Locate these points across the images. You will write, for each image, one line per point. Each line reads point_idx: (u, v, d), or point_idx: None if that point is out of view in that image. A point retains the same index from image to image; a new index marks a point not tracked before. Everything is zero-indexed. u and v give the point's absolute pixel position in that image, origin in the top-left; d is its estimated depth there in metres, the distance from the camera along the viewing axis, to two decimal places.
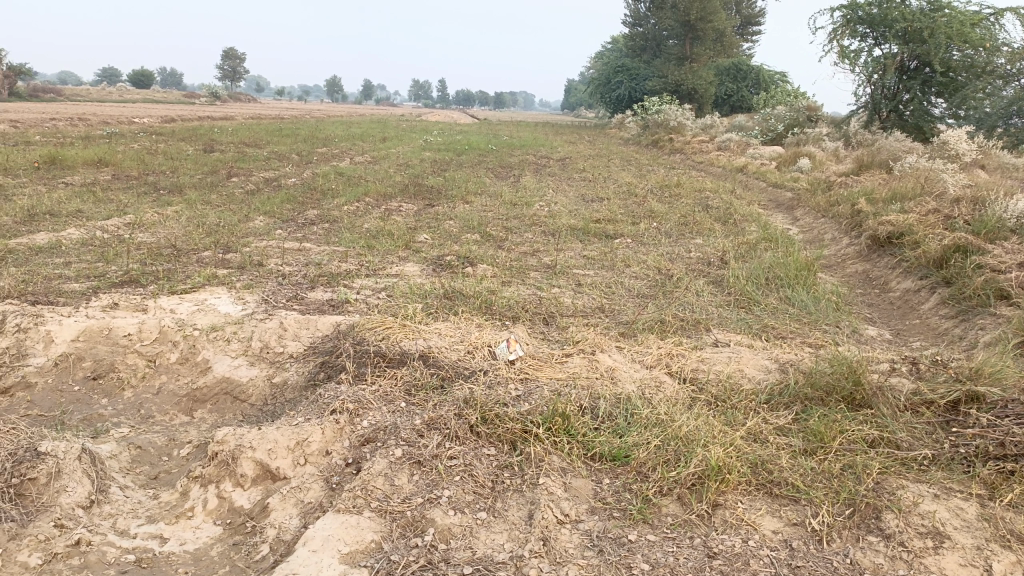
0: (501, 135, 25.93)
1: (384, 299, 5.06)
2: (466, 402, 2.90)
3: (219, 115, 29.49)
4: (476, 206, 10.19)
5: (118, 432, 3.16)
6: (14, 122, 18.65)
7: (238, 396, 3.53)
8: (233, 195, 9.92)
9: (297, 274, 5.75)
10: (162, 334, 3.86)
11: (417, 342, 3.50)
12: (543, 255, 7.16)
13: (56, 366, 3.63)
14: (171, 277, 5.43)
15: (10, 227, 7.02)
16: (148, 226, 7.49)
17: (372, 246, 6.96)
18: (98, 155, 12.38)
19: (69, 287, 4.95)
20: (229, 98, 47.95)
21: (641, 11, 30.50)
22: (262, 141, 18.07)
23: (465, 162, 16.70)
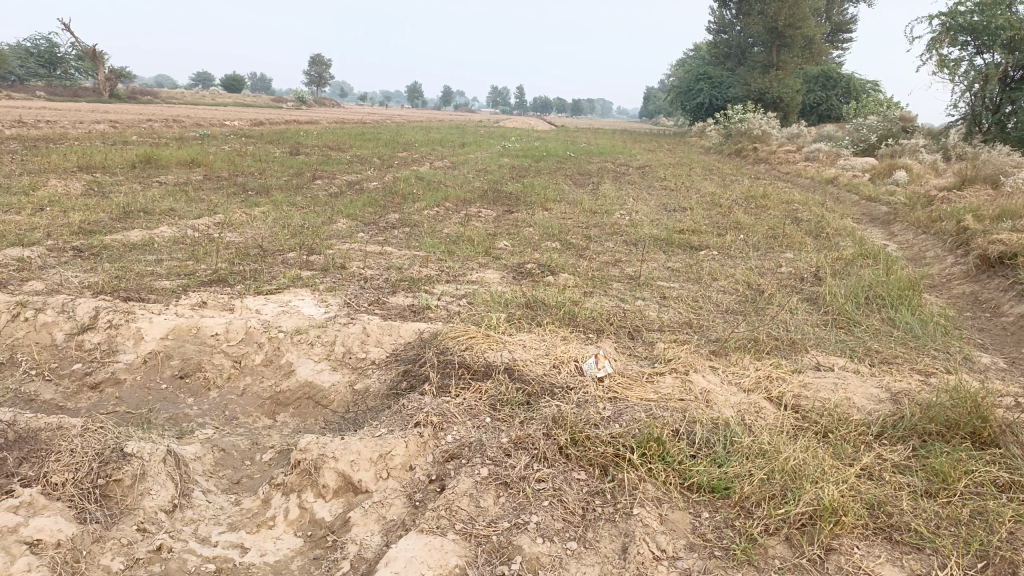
0: (579, 142, 25.79)
1: (466, 307, 4.97)
2: (555, 421, 2.75)
3: (305, 119, 30.41)
4: (556, 214, 10.05)
5: (203, 433, 3.15)
6: (115, 123, 19.65)
7: (321, 401, 3.49)
8: (317, 197, 10.09)
9: (379, 278, 5.74)
10: (248, 335, 3.88)
11: (502, 354, 3.38)
12: (625, 265, 6.96)
13: (146, 364, 3.69)
14: (257, 277, 5.49)
15: (108, 223, 7.30)
16: (237, 226, 7.67)
17: (452, 252, 6.91)
18: (191, 156, 12.85)
19: (161, 284, 5.06)
20: (314, 103, 49.49)
21: (726, 18, 29.80)
22: (344, 144, 18.47)
23: (544, 168, 16.61)
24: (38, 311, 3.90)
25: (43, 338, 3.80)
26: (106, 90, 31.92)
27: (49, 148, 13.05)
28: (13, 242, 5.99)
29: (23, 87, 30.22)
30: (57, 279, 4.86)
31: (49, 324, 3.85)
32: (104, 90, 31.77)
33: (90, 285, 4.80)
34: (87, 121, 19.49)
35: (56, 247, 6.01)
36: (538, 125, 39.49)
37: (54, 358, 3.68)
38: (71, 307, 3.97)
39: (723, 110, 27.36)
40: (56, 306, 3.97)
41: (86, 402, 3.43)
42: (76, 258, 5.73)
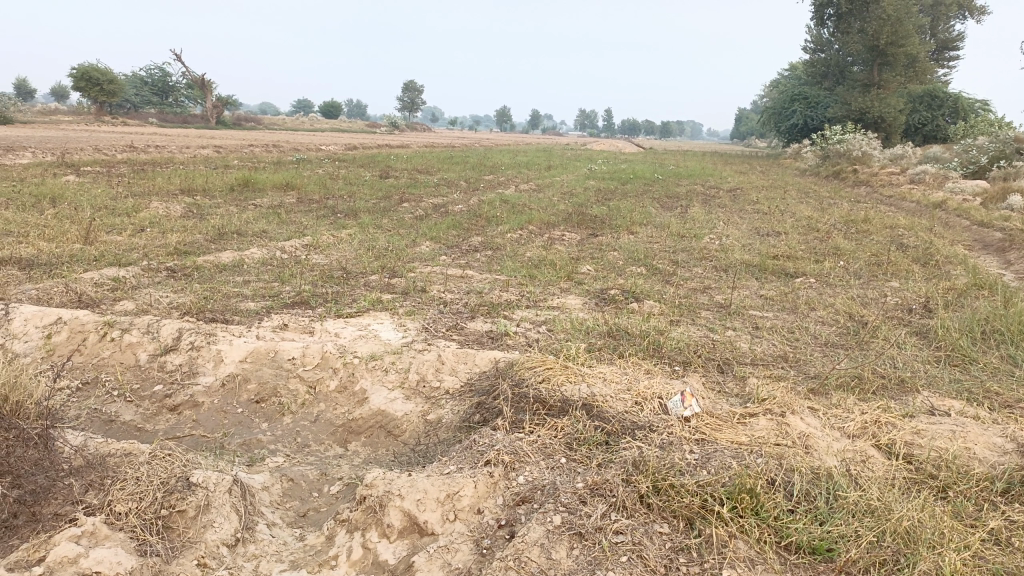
0: (667, 164, 25.36)
1: (545, 334, 4.81)
2: (636, 466, 2.54)
3: (397, 142, 31.19)
4: (641, 237, 9.79)
5: (273, 461, 3.10)
6: (219, 148, 20.67)
7: (392, 431, 3.40)
8: (403, 219, 10.20)
9: (459, 302, 5.66)
10: (323, 360, 3.83)
11: (581, 388, 3.19)
12: (715, 292, 6.64)
13: (223, 387, 3.70)
14: (338, 299, 5.51)
15: (203, 244, 7.56)
16: (323, 248, 7.80)
17: (534, 276, 6.78)
18: (285, 179, 13.30)
19: (245, 305, 5.13)
20: (406, 128, 50.83)
21: (823, 36, 28.81)
22: (433, 168, 18.75)
23: (631, 191, 16.35)
24: (124, 331, 4.00)
25: (128, 358, 3.88)
26: (213, 116, 33.82)
27: (156, 172, 13.79)
28: (112, 262, 6.25)
29: (139, 115, 32.34)
30: (148, 299, 5.00)
31: (133, 344, 3.93)
32: (211, 116, 33.61)
33: (178, 305, 4.92)
34: (194, 146, 20.58)
35: (152, 267, 6.23)
36: (626, 147, 39.16)
37: (137, 379, 3.75)
38: (155, 327, 4.04)
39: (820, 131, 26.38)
40: (141, 327, 4.05)
41: (164, 424, 3.46)
42: (169, 277, 5.92)
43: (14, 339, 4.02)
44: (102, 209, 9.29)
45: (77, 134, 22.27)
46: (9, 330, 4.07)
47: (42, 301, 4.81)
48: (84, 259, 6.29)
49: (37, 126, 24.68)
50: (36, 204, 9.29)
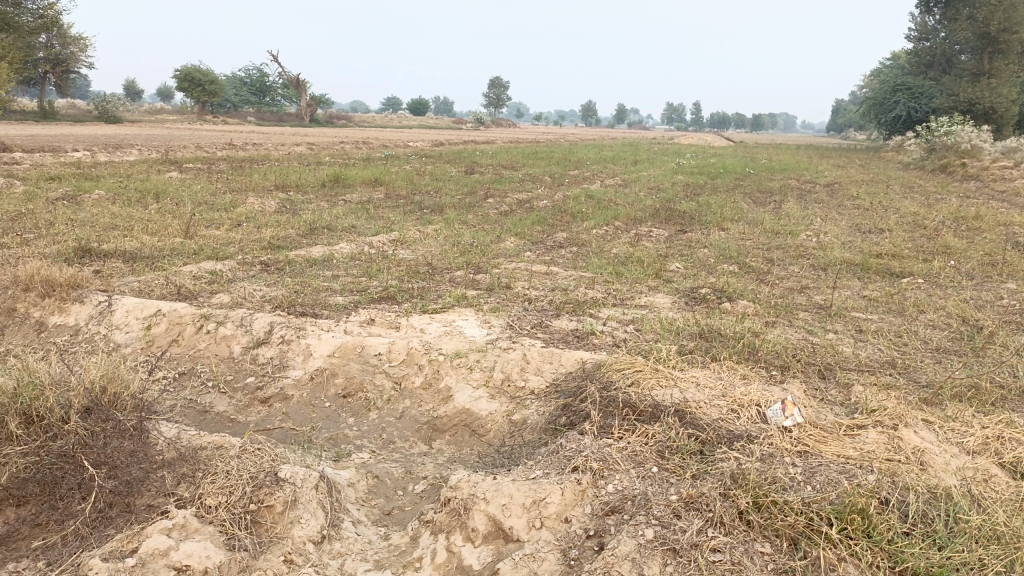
0: (758, 158, 24.55)
1: (633, 334, 4.66)
2: (734, 480, 2.39)
3: (481, 138, 31.40)
4: (733, 234, 9.45)
5: (359, 457, 3.10)
6: (312, 145, 21.30)
7: (477, 430, 3.35)
8: (488, 215, 10.19)
9: (544, 299, 5.57)
10: (409, 356, 3.82)
11: (672, 393, 3.05)
12: (813, 293, 6.31)
13: (312, 381, 3.75)
14: (424, 295, 5.51)
15: (294, 239, 7.75)
16: (410, 243, 7.86)
17: (620, 273, 6.62)
18: (374, 175, 13.54)
19: (334, 299, 5.20)
20: (491, 124, 51.13)
21: (929, 22, 27.17)
22: (518, 163, 18.74)
23: (721, 186, 15.85)
24: (219, 323, 4.11)
25: (222, 351, 3.98)
26: (307, 115, 34.98)
27: (252, 168, 14.30)
28: (210, 256, 6.47)
29: (238, 114, 33.77)
30: (241, 292, 5.14)
31: (227, 337, 4.04)
32: (305, 114, 34.76)
33: (270, 299, 5.03)
34: (288, 143, 21.29)
35: (246, 260, 6.42)
36: (715, 141, 38.09)
37: (230, 371, 3.85)
38: (249, 320, 4.14)
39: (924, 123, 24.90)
40: (235, 320, 4.16)
41: (255, 416, 3.54)
42: (262, 271, 6.08)
43: (118, 331, 4.20)
44: (202, 205, 9.68)
45: (181, 133, 23.41)
46: (113, 322, 4.27)
47: (144, 293, 5.01)
48: (184, 253, 6.54)
49: (145, 126, 26.11)
50: (142, 200, 9.76)
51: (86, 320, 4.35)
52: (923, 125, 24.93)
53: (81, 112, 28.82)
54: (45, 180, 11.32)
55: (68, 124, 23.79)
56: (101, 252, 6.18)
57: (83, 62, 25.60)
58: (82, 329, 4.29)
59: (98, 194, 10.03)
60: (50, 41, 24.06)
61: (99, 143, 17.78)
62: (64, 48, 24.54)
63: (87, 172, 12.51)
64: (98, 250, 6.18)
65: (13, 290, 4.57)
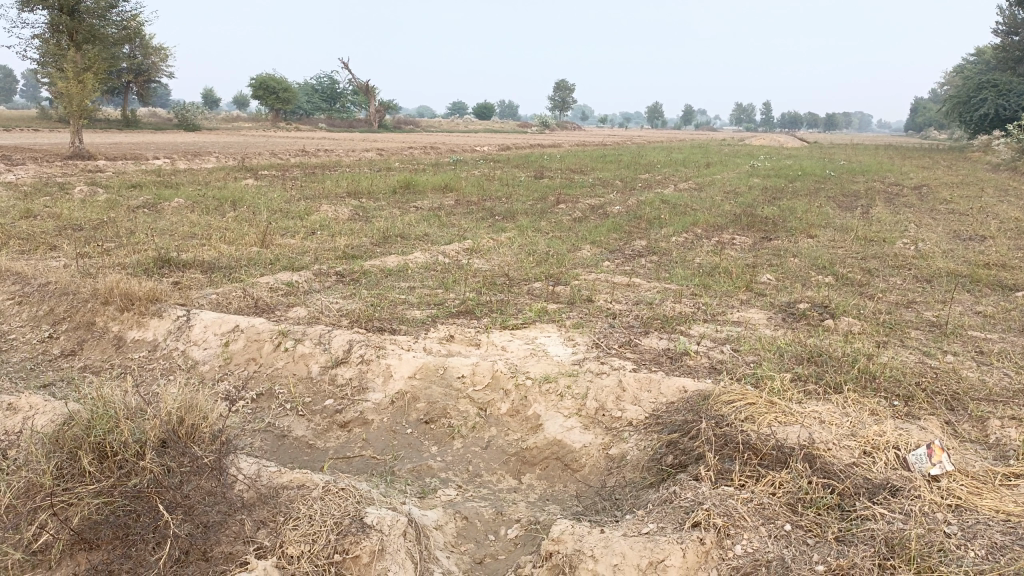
0: (837, 159, 23.52)
1: (731, 355, 4.31)
2: (889, 548, 2.06)
3: (548, 142, 31.11)
4: (823, 242, 8.91)
5: (445, 494, 2.87)
6: (382, 150, 21.46)
7: (570, 464, 3.09)
8: (562, 222, 9.93)
9: (630, 314, 5.26)
10: (494, 380, 3.57)
11: (795, 434, 2.72)
12: (921, 308, 5.81)
13: (393, 405, 3.55)
14: (504, 308, 5.28)
15: (369, 248, 7.64)
16: (484, 252, 7.65)
17: (708, 285, 6.25)
18: (445, 181, 13.42)
19: (412, 313, 5.02)
20: (557, 127, 50.82)
21: (1019, 16, 25.59)
22: (587, 167, 18.40)
23: (801, 189, 15.17)
24: (297, 341, 3.97)
25: (300, 370, 3.83)
26: (376, 120, 35.43)
27: (325, 175, 14.40)
28: (286, 266, 6.40)
29: (310, 121, 34.47)
30: (319, 306, 5.01)
31: (306, 355, 3.89)
32: (373, 120, 35.23)
33: (347, 313, 4.87)
34: (358, 150, 21.51)
35: (322, 271, 6.32)
36: (789, 142, 36.85)
37: (308, 392, 3.69)
38: (327, 338, 3.98)
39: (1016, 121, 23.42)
40: (313, 337, 4.00)
41: (334, 442, 3.36)
42: (338, 283, 5.96)
43: (196, 347, 4.12)
44: (277, 212, 9.72)
45: (256, 139, 23.93)
46: (191, 338, 4.18)
47: (222, 306, 4.93)
48: (260, 263, 6.48)
49: (222, 133, 26.85)
50: (220, 208, 9.86)
51: (164, 335, 4.28)
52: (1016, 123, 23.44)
53: (162, 121, 29.88)
54: (127, 188, 11.59)
55: (149, 132, 24.64)
56: (179, 263, 6.16)
57: (164, 72, 26.50)
58: (160, 345, 4.22)
59: (178, 201, 10.19)
60: (133, 52, 24.98)
61: (179, 151, 18.27)
62: (146, 58, 25.45)
63: (167, 180, 12.79)
64: (176, 260, 6.16)
65: (93, 304, 4.55)
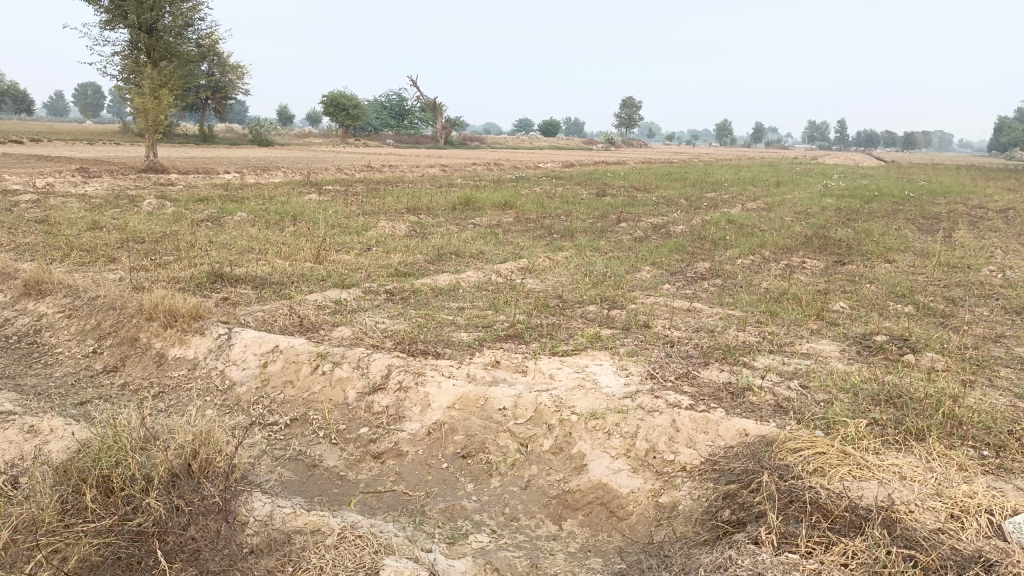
0: (916, 179, 22.47)
1: (799, 393, 3.96)
2: None
3: (613, 159, 30.75)
4: (901, 268, 8.37)
5: (476, 539, 2.64)
6: (445, 167, 21.57)
7: (616, 511, 2.82)
8: (621, 241, 9.65)
9: (689, 343, 4.94)
10: (537, 414, 3.34)
11: (872, 493, 2.39)
12: (1013, 343, 5.29)
13: (429, 436, 3.35)
14: (555, 332, 5.04)
15: (422, 266, 7.53)
16: (539, 272, 7.43)
17: (774, 312, 5.87)
18: (505, 198, 13.29)
19: (458, 336, 4.83)
20: (622, 144, 50.39)
21: None
22: (651, 185, 18.03)
23: (877, 210, 14.46)
24: (335, 364, 3.83)
25: (337, 395, 3.68)
26: (441, 136, 35.78)
27: (386, 190, 14.47)
28: (337, 283, 6.32)
29: (377, 137, 35.06)
30: (363, 326, 4.86)
31: (343, 379, 3.74)
32: (439, 137, 35.60)
33: (391, 334, 4.71)
34: (422, 165, 21.65)
35: (372, 289, 6.21)
36: (864, 161, 35.54)
37: (343, 419, 3.53)
38: (366, 363, 3.82)
39: None
40: (352, 361, 3.85)
41: (365, 474, 3.18)
42: (387, 301, 5.83)
43: (234, 367, 4.02)
44: (335, 227, 9.74)
45: (324, 155, 24.40)
46: (230, 358, 4.09)
47: (266, 324, 4.84)
48: (312, 279, 6.41)
49: (293, 148, 27.49)
50: (280, 222, 9.94)
51: (204, 353, 4.20)
52: None
53: (236, 136, 30.85)
54: (194, 201, 11.85)
55: (224, 147, 25.44)
56: (232, 277, 6.15)
57: (239, 89, 27.35)
58: (200, 364, 4.14)
59: (240, 215, 10.32)
60: (211, 69, 25.89)
61: (248, 165, 18.72)
62: (223, 75, 26.34)
63: (234, 193, 13.05)
64: (229, 275, 6.15)
65: (138, 319, 4.53)
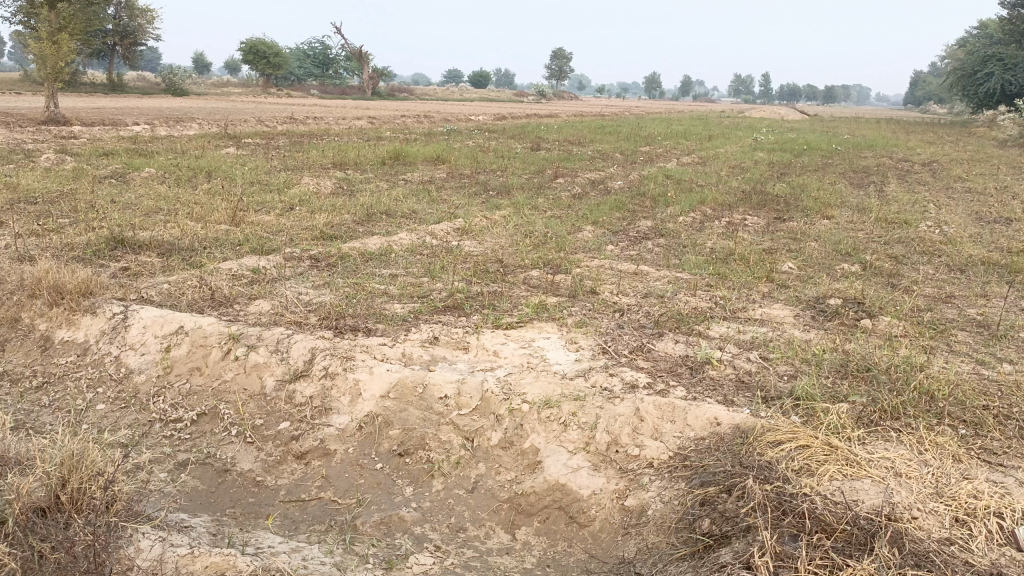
0: (841, 133, 22.80)
1: (761, 367, 3.70)
2: None
3: (546, 112, 30.20)
4: (840, 224, 8.29)
5: (417, 560, 2.27)
6: (373, 118, 20.66)
7: (577, 517, 2.48)
8: (560, 198, 9.28)
9: (640, 310, 4.63)
10: (484, 403, 2.95)
11: (870, 500, 2.12)
12: (963, 304, 5.18)
13: (361, 431, 2.93)
14: (497, 302, 4.64)
15: (350, 227, 6.99)
16: (476, 233, 7.01)
17: (723, 275, 5.61)
18: (437, 152, 12.71)
19: (391, 308, 4.38)
20: (553, 96, 49.81)
21: None
22: (585, 138, 17.68)
23: (809, 164, 14.51)
24: (249, 348, 3.34)
25: (252, 384, 3.21)
26: (368, 88, 34.46)
27: (311, 143, 13.66)
28: (255, 248, 5.74)
29: (301, 87, 33.51)
30: (284, 298, 4.36)
31: (259, 366, 3.27)
32: (367, 87, 34.28)
33: (316, 308, 4.22)
34: (349, 117, 20.68)
35: (294, 254, 5.66)
36: (790, 115, 36.08)
37: (260, 413, 3.08)
38: (286, 345, 3.35)
39: (1020, 98, 22.76)
40: (270, 343, 3.37)
41: (287, 479, 2.76)
42: (311, 268, 5.30)
43: (131, 352, 3.49)
44: (255, 184, 9.03)
45: (243, 106, 23.07)
46: (127, 341, 3.55)
47: (172, 298, 4.26)
48: (227, 244, 5.82)
49: (210, 98, 25.94)
50: (193, 179, 9.17)
51: (96, 336, 3.64)
52: (1020, 100, 22.74)
53: (148, 85, 28.95)
54: (98, 155, 10.86)
55: (135, 96, 23.78)
56: (135, 243, 5.50)
57: (151, 34, 25.52)
58: (92, 349, 3.58)
59: (148, 171, 9.47)
60: (118, 13, 24.04)
61: (160, 117, 17.45)
62: (132, 19, 24.48)
63: (142, 147, 12.06)
64: (131, 240, 5.50)
65: (19, 296, 3.90)
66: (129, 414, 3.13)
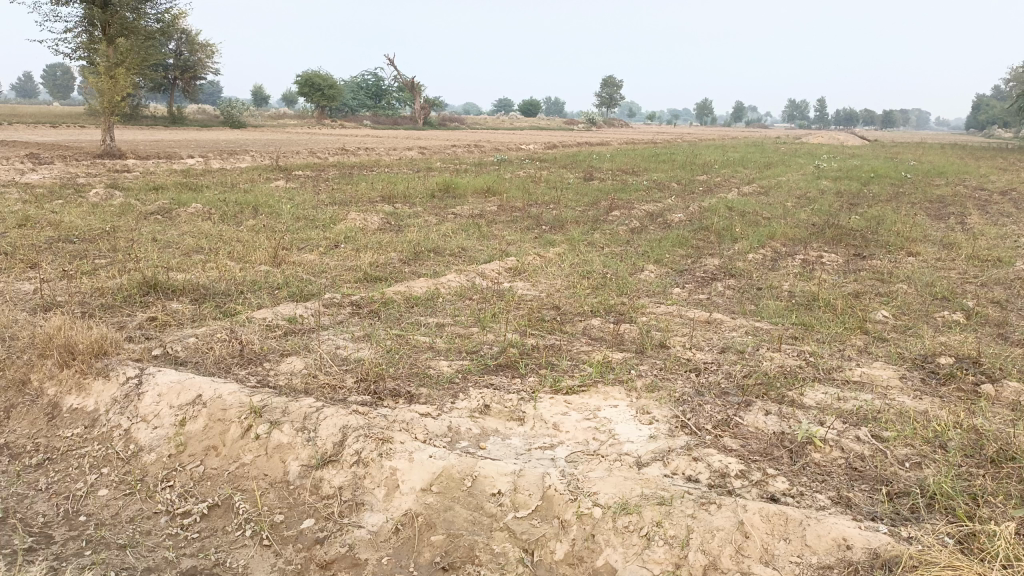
0: (907, 158, 21.73)
1: (875, 448, 3.08)
2: None
3: (597, 140, 29.74)
4: (927, 262, 7.55)
5: None
6: (424, 148, 20.47)
7: None
8: (617, 233, 8.75)
9: (719, 370, 4.05)
10: (545, 504, 2.45)
11: None
12: None
13: (397, 534, 2.44)
14: (555, 359, 4.12)
15: (396, 267, 6.57)
16: (530, 273, 6.52)
17: (809, 325, 4.97)
18: (487, 184, 12.32)
19: (437, 366, 3.89)
20: (604, 124, 49.39)
21: None
22: (640, 168, 17.12)
23: (880, 193, 13.67)
24: (272, 425, 2.91)
25: (274, 470, 2.76)
26: (420, 118, 34.60)
27: (361, 175, 13.42)
28: (293, 293, 5.34)
29: (355, 118, 33.79)
30: (320, 354, 3.91)
31: (282, 447, 2.83)
32: (418, 118, 34.39)
33: (354, 366, 3.75)
34: (400, 148, 20.55)
35: (334, 299, 5.24)
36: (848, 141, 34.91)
37: (281, 506, 2.61)
38: (315, 422, 2.92)
39: None
40: (296, 420, 2.94)
41: None
42: (352, 317, 4.86)
43: (143, 426, 3.07)
44: (300, 220, 8.75)
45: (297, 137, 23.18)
46: (139, 412, 3.13)
47: (197, 354, 3.85)
48: (264, 288, 5.43)
49: (265, 130, 26.24)
50: (238, 215, 8.93)
51: (107, 405, 3.23)
52: None
53: (207, 118, 29.49)
54: (147, 189, 10.76)
55: (193, 129, 24.18)
56: (168, 287, 5.17)
57: (210, 68, 26.01)
58: (100, 420, 3.17)
59: (195, 206, 9.28)
60: (179, 47, 24.54)
61: (213, 149, 17.53)
62: (192, 54, 24.96)
63: (193, 181, 11.95)
64: (164, 285, 5.16)
65: (29, 356, 3.54)
66: (132, 503, 2.68)
